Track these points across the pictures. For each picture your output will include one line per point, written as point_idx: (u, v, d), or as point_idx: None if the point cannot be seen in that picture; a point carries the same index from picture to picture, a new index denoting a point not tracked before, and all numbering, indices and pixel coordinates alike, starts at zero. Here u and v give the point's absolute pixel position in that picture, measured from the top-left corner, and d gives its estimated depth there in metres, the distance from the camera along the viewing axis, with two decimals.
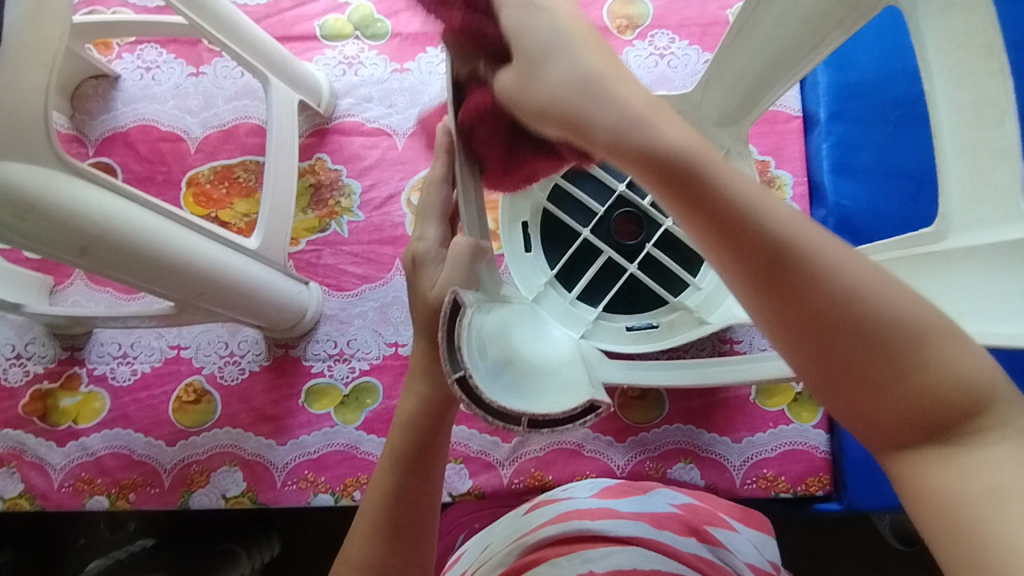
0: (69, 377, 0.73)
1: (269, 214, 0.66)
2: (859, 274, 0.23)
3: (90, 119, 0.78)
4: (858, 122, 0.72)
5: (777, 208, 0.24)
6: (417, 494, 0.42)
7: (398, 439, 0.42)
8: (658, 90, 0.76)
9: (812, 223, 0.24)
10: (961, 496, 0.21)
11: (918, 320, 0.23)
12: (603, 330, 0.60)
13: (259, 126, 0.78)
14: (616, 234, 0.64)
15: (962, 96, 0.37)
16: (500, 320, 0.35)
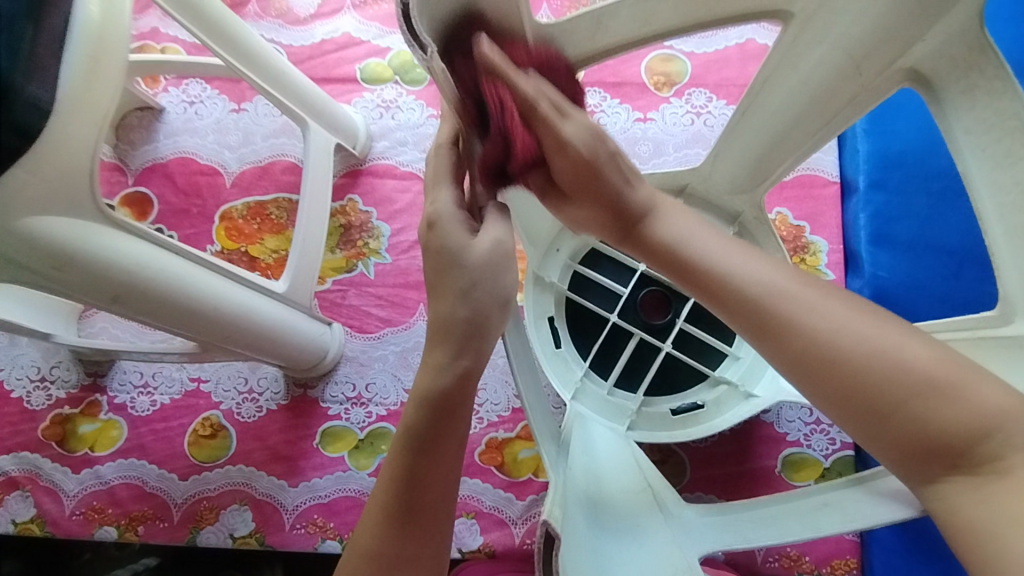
0: (90, 404, 0.73)
1: (299, 257, 0.66)
2: (883, 352, 0.33)
3: (133, 149, 0.80)
4: (899, 192, 0.71)
5: (820, 315, 0.35)
6: (426, 508, 0.34)
7: (411, 414, 0.35)
8: (691, 150, 0.75)
9: (845, 319, 0.34)
10: (989, 518, 0.31)
11: (934, 376, 0.32)
12: (646, 417, 0.66)
13: (295, 164, 0.79)
14: (645, 315, 0.70)
15: (1001, 178, 0.39)
16: (579, 498, 0.41)
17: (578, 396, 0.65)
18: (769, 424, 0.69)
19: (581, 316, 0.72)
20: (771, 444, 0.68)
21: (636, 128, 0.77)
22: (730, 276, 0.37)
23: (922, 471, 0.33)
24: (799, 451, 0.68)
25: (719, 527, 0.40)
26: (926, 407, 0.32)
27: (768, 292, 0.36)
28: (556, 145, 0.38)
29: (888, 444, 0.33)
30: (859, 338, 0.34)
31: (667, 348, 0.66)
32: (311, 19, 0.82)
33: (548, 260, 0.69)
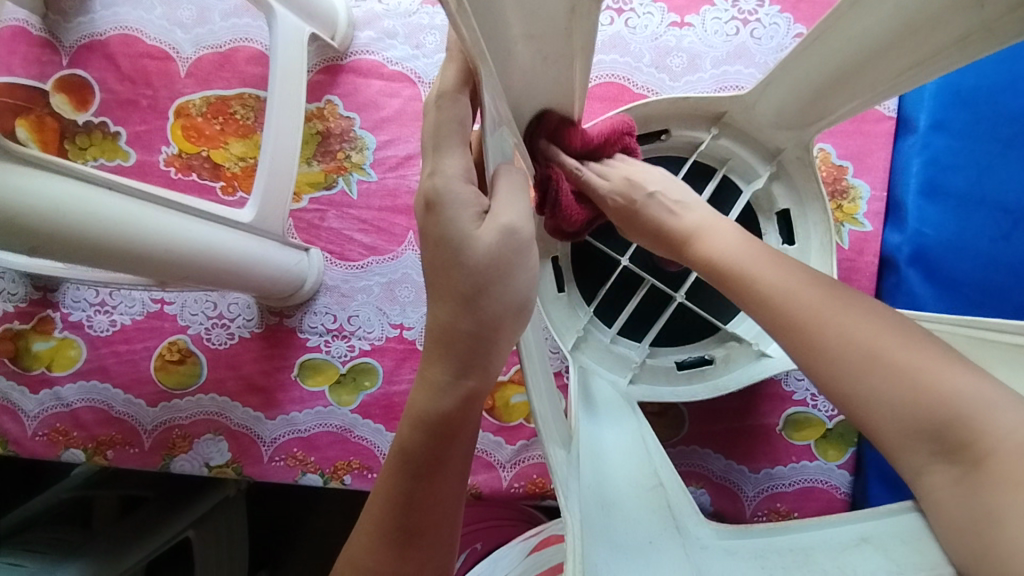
0: (42, 320, 0.67)
1: (269, 176, 0.57)
2: (875, 345, 0.34)
3: (64, 20, 0.66)
4: (962, 136, 0.63)
5: (827, 313, 0.36)
6: (426, 520, 0.35)
7: (408, 438, 0.35)
8: (732, 66, 0.64)
9: (844, 317, 0.36)
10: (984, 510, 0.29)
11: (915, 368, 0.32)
12: (649, 369, 0.62)
13: (261, 53, 0.66)
14: (656, 259, 0.64)
15: None
16: (586, 514, 0.36)
17: (580, 346, 0.60)
18: (776, 381, 0.65)
19: (588, 255, 0.65)
20: (776, 402, 0.65)
21: (671, 34, 0.65)
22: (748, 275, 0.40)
23: (916, 458, 0.33)
24: (804, 410, 0.65)
25: (746, 551, 0.36)
26: (911, 399, 0.32)
27: (766, 283, 0.39)
28: (605, 201, 0.48)
29: (879, 428, 0.33)
30: (847, 328, 0.35)
31: (681, 299, 0.60)
32: None
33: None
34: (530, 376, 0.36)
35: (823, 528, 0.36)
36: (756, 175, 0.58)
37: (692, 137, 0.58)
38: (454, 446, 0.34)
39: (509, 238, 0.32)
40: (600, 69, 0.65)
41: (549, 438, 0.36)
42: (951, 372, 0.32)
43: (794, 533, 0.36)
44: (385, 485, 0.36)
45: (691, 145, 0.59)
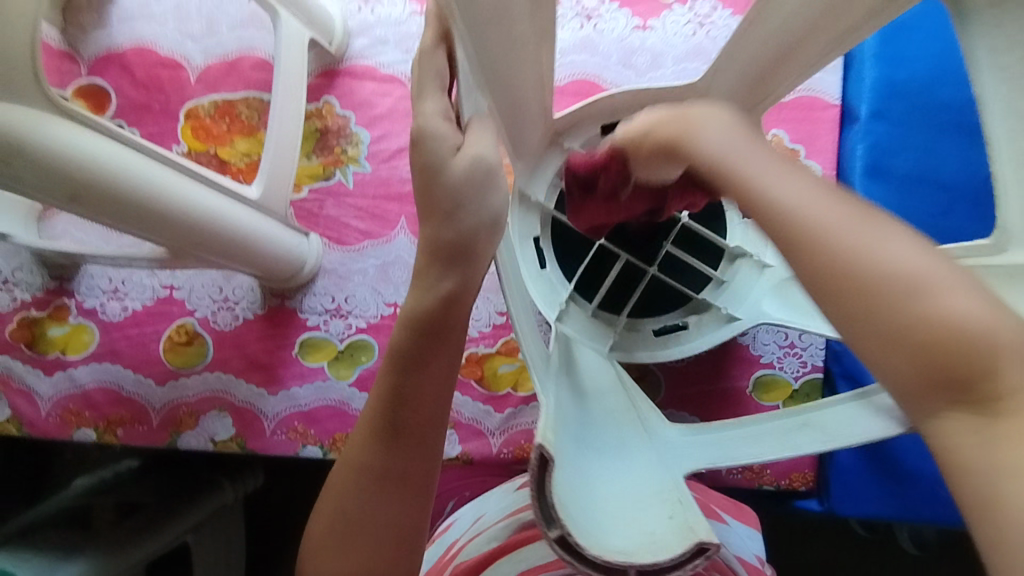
0: (58, 307, 0.71)
1: (273, 162, 0.63)
2: (880, 255, 0.27)
3: (83, 35, 0.73)
4: (900, 124, 0.70)
5: (817, 212, 0.29)
6: (413, 418, 0.41)
7: (400, 344, 0.41)
8: (690, 63, 0.72)
9: (822, 206, 0.29)
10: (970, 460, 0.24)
11: (917, 274, 0.26)
12: (630, 338, 0.66)
13: (265, 61, 0.73)
14: (628, 238, 0.70)
15: None
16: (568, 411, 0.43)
17: (564, 318, 0.63)
18: (744, 346, 0.71)
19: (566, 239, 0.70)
20: (744, 365, 0.70)
21: (635, 36, 0.72)
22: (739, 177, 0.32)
23: (928, 404, 0.25)
24: (771, 373, 0.70)
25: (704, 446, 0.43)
26: (921, 320, 0.25)
27: (750, 176, 0.31)
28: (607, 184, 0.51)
29: (882, 359, 0.26)
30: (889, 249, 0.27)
31: (654, 271, 0.65)
32: None
33: (537, 176, 0.64)
34: (506, 294, 0.43)
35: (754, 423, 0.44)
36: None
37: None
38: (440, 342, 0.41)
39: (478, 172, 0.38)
40: (571, 68, 0.72)
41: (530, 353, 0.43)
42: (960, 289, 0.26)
43: (734, 428, 0.44)
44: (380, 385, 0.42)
45: None
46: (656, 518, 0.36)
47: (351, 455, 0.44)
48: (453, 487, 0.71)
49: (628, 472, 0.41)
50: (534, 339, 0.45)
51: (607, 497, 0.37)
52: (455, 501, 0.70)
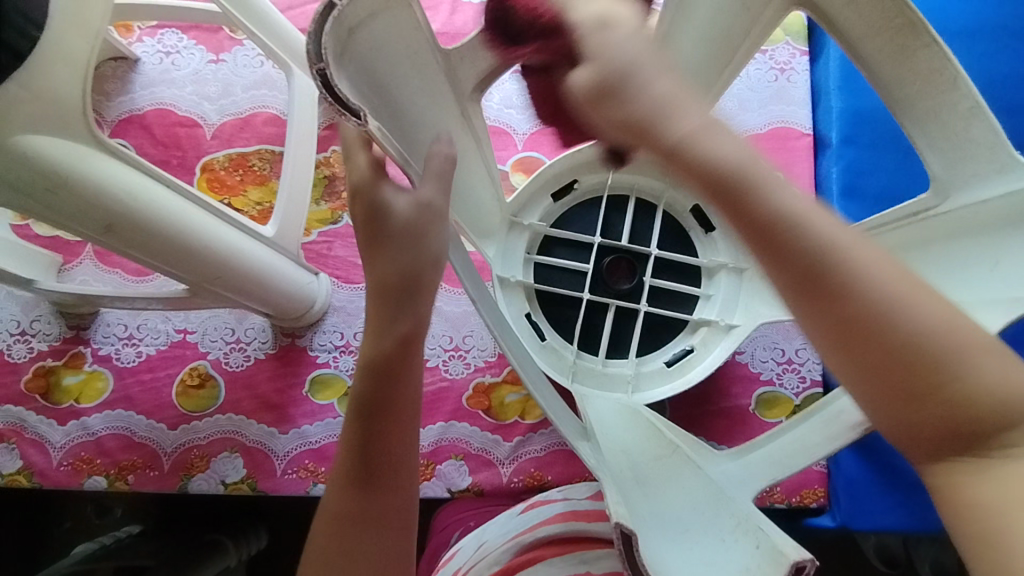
0: (73, 356, 0.73)
1: (287, 204, 0.66)
2: (877, 285, 0.30)
3: (107, 100, 0.78)
4: (870, 148, 0.74)
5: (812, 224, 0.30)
6: (388, 398, 0.43)
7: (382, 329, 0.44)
8: None
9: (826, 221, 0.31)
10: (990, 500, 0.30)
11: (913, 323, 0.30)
12: (644, 377, 0.67)
13: (277, 116, 0.78)
14: (610, 281, 0.69)
15: (944, 111, 0.43)
16: (619, 470, 0.46)
17: (578, 378, 0.66)
18: (743, 364, 0.72)
19: (555, 301, 0.70)
20: (745, 383, 0.72)
21: None
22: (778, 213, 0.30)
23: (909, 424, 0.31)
24: (771, 390, 0.72)
25: (760, 466, 0.46)
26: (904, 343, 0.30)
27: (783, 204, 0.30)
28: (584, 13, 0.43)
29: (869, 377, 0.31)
30: (786, 191, 0.30)
31: (644, 307, 0.67)
32: None
33: (510, 258, 0.67)
34: (513, 360, 0.46)
35: (805, 420, 0.46)
36: (662, 191, 0.70)
37: (598, 178, 0.70)
38: (402, 374, 0.43)
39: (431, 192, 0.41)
40: None
41: (564, 427, 0.46)
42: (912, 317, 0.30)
43: (787, 432, 0.46)
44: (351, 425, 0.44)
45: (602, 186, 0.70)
46: (744, 552, 0.40)
47: (330, 499, 0.44)
48: (461, 517, 0.67)
49: (691, 512, 0.44)
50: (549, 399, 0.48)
51: (689, 546, 0.41)
52: (460, 530, 0.65)
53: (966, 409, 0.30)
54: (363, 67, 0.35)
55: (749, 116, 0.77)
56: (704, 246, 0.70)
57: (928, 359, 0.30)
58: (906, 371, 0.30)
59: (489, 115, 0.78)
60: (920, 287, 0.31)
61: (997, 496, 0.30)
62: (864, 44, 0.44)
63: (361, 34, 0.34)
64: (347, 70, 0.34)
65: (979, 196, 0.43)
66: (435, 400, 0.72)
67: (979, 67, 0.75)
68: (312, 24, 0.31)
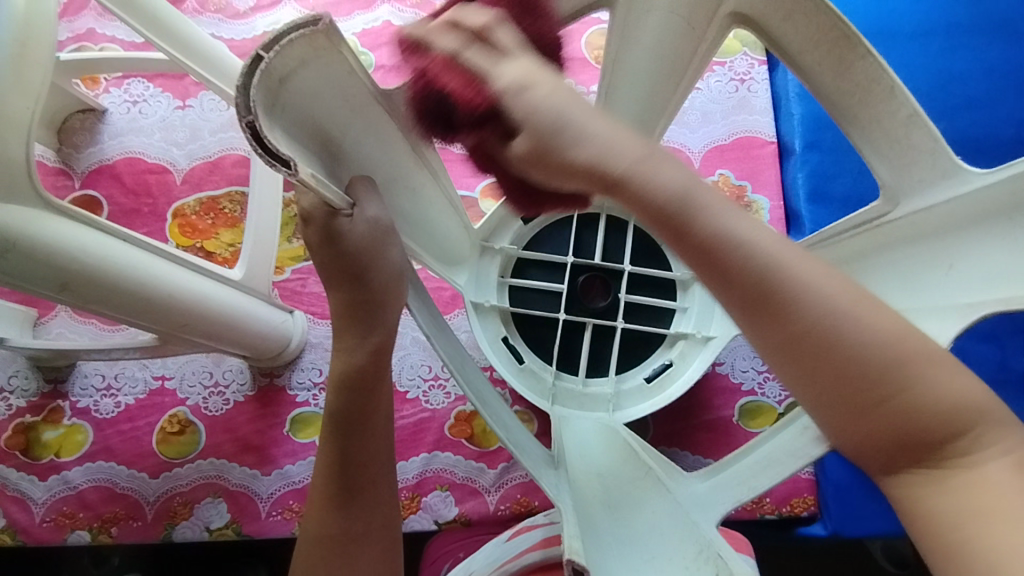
0: (52, 410, 0.73)
1: (254, 245, 0.67)
2: (829, 301, 0.30)
3: (76, 152, 0.79)
4: (831, 152, 0.75)
5: (768, 248, 0.31)
6: (361, 415, 0.45)
7: (348, 366, 0.44)
8: (690, 111, 0.79)
9: (783, 253, 0.31)
10: (952, 512, 0.30)
11: (897, 351, 0.30)
12: (624, 395, 0.66)
13: (245, 158, 0.79)
14: (584, 298, 0.69)
15: (888, 121, 0.43)
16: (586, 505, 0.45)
17: (558, 401, 0.65)
18: (723, 375, 0.72)
19: (532, 322, 0.69)
20: (727, 394, 0.72)
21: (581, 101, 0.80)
22: (737, 242, 0.30)
23: (884, 461, 0.32)
24: (754, 399, 0.71)
25: (729, 481, 0.45)
26: (883, 365, 0.30)
27: (738, 238, 0.30)
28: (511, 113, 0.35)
29: (829, 411, 0.32)
30: (750, 230, 0.31)
31: (621, 324, 0.67)
32: (252, 13, 0.84)
33: (483, 283, 0.67)
34: (470, 393, 0.45)
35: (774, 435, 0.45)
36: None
37: None
38: (370, 397, 0.45)
39: (374, 230, 0.41)
40: None
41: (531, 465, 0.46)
42: (888, 331, 0.30)
43: (757, 448, 0.46)
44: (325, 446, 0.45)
45: (571, 205, 0.70)
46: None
47: (308, 526, 0.45)
48: (450, 549, 0.67)
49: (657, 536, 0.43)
50: (500, 422, 0.47)
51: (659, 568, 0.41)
52: (450, 563, 0.65)
53: (919, 418, 0.30)
54: (295, 115, 0.35)
55: (712, 127, 0.78)
56: (677, 260, 0.70)
57: (885, 370, 0.30)
58: (862, 378, 0.30)
59: (456, 143, 0.79)
60: (866, 298, 0.31)
61: (950, 504, 0.30)
62: (804, 59, 0.45)
63: (292, 83, 0.34)
64: (279, 120, 0.34)
65: (928, 203, 0.44)
66: (418, 431, 0.71)
67: (934, 66, 0.76)
68: (241, 75, 0.30)
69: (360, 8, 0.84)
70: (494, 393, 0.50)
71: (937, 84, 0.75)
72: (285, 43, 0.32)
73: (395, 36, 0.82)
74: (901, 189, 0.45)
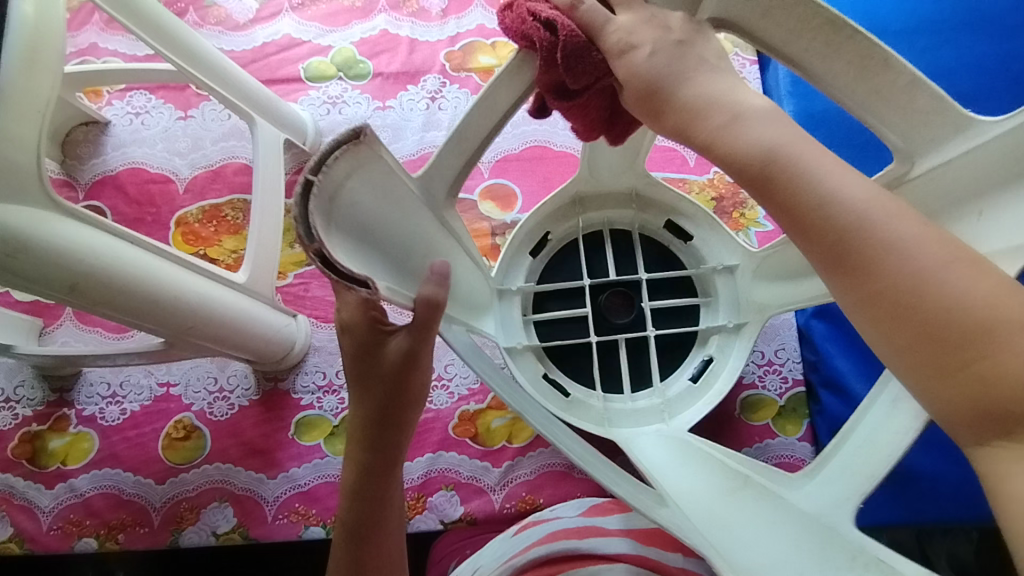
0: (58, 419, 0.73)
1: (257, 249, 0.67)
2: (923, 257, 0.29)
3: (81, 164, 0.80)
4: (824, 148, 0.76)
5: (862, 202, 0.30)
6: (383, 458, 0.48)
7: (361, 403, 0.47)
8: None
9: (885, 206, 0.30)
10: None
11: (989, 313, 0.28)
12: (676, 400, 0.65)
13: (246, 165, 0.80)
14: (609, 311, 0.68)
15: None
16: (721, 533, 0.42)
17: (615, 421, 0.63)
18: None
19: (565, 353, 0.69)
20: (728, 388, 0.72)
21: None
22: (821, 196, 0.31)
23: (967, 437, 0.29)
24: (756, 392, 0.72)
25: (835, 472, 0.44)
26: (978, 322, 0.28)
27: (828, 189, 0.31)
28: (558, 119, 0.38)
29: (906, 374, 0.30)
30: (838, 181, 0.31)
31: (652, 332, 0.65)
32: (251, 24, 0.85)
33: (510, 328, 0.66)
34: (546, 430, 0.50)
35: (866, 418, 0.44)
36: (634, 218, 0.69)
37: (571, 226, 0.69)
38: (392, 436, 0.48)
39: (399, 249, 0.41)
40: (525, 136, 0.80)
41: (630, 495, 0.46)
42: (980, 282, 0.28)
43: (854, 431, 0.44)
44: (349, 468, 0.48)
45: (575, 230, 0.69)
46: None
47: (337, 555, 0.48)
48: (455, 547, 0.67)
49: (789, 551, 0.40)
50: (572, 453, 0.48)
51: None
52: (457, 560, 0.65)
53: (1005, 390, 0.27)
54: (350, 221, 0.37)
55: None
56: (687, 257, 0.69)
57: (968, 328, 0.28)
58: (949, 334, 0.28)
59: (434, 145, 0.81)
60: (966, 257, 0.29)
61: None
62: (791, 48, 0.41)
63: (340, 197, 0.36)
64: (337, 234, 0.35)
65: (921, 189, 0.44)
66: (423, 431, 0.72)
67: (924, 61, 0.78)
68: (296, 202, 0.33)
69: (358, 17, 0.85)
70: (554, 420, 0.52)
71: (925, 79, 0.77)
72: (330, 162, 0.35)
73: (392, 44, 0.84)
74: (915, 149, 0.43)
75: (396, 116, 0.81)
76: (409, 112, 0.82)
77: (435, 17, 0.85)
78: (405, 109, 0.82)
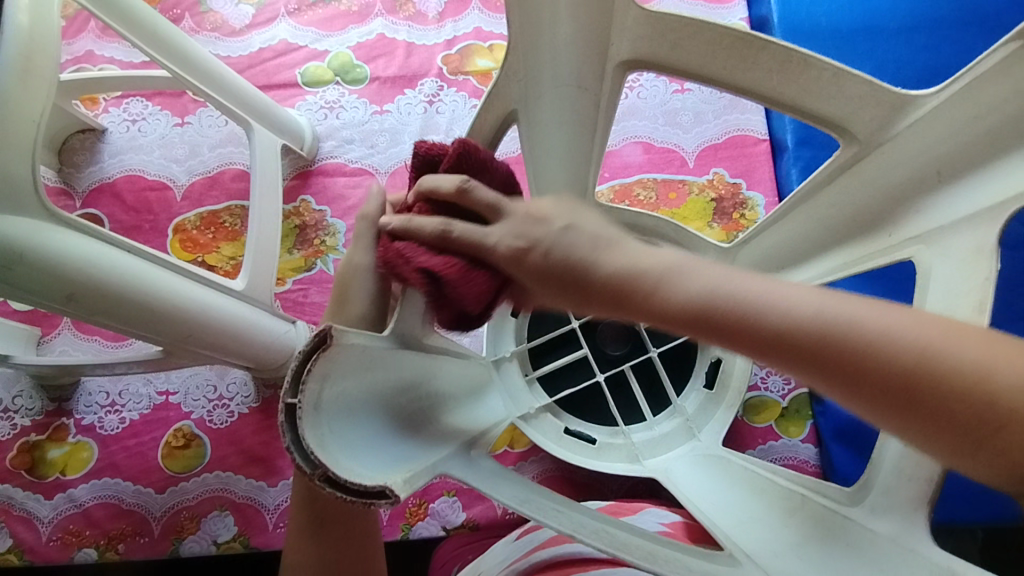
0: (57, 428, 0.73)
1: (255, 255, 0.67)
2: (905, 337, 0.26)
3: (77, 172, 0.80)
4: (824, 148, 0.75)
5: (807, 309, 0.28)
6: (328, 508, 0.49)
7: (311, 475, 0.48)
8: (680, 115, 0.80)
9: (824, 305, 0.27)
10: None
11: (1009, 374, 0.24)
12: (697, 414, 0.63)
13: (244, 171, 0.80)
14: (604, 343, 0.68)
15: None
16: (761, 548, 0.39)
17: (646, 453, 0.61)
18: None
19: (578, 402, 0.67)
20: None
21: None
22: (764, 319, 0.28)
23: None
24: (758, 394, 0.71)
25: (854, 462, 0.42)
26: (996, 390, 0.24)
27: (770, 309, 0.28)
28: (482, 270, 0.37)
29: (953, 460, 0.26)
30: (773, 298, 0.28)
31: (656, 350, 0.64)
32: (248, 29, 0.85)
33: (518, 395, 0.63)
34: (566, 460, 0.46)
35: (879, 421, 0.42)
36: None
37: None
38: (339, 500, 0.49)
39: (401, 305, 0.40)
40: None
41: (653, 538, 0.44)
42: (982, 346, 0.25)
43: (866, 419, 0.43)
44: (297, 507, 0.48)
45: None
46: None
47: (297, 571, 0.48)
48: (458, 552, 0.66)
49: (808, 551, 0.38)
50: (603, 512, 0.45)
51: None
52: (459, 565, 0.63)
53: None
54: (343, 408, 0.33)
55: (705, 127, 0.79)
56: None
57: (990, 399, 0.25)
58: (978, 412, 0.25)
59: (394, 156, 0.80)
60: (949, 326, 0.26)
61: None
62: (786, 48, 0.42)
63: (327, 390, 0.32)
64: (334, 423, 0.32)
65: None
66: None
67: (923, 60, 0.77)
68: (284, 432, 0.30)
69: (355, 22, 0.85)
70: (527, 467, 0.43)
71: (924, 77, 0.77)
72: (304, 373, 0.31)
73: (389, 48, 0.84)
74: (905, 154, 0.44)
75: (393, 119, 0.81)
76: (407, 116, 0.82)
77: (432, 20, 0.85)
78: (403, 113, 0.81)
